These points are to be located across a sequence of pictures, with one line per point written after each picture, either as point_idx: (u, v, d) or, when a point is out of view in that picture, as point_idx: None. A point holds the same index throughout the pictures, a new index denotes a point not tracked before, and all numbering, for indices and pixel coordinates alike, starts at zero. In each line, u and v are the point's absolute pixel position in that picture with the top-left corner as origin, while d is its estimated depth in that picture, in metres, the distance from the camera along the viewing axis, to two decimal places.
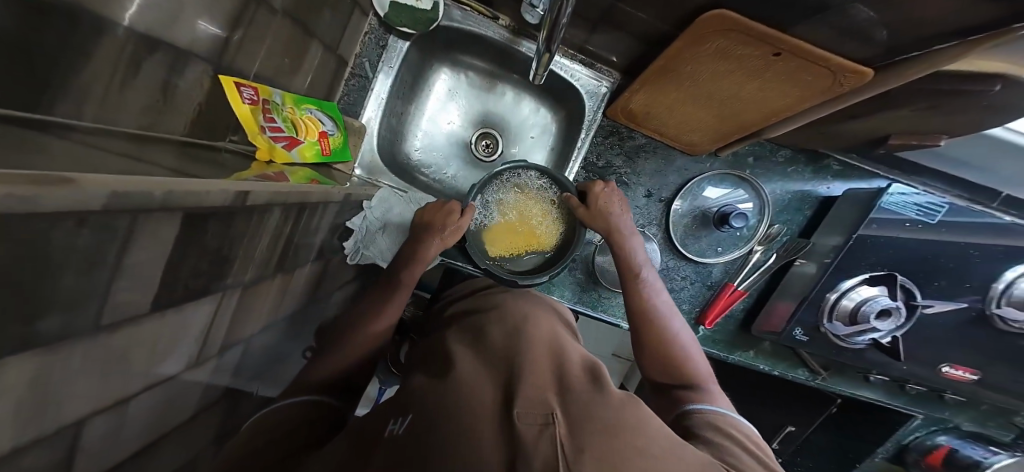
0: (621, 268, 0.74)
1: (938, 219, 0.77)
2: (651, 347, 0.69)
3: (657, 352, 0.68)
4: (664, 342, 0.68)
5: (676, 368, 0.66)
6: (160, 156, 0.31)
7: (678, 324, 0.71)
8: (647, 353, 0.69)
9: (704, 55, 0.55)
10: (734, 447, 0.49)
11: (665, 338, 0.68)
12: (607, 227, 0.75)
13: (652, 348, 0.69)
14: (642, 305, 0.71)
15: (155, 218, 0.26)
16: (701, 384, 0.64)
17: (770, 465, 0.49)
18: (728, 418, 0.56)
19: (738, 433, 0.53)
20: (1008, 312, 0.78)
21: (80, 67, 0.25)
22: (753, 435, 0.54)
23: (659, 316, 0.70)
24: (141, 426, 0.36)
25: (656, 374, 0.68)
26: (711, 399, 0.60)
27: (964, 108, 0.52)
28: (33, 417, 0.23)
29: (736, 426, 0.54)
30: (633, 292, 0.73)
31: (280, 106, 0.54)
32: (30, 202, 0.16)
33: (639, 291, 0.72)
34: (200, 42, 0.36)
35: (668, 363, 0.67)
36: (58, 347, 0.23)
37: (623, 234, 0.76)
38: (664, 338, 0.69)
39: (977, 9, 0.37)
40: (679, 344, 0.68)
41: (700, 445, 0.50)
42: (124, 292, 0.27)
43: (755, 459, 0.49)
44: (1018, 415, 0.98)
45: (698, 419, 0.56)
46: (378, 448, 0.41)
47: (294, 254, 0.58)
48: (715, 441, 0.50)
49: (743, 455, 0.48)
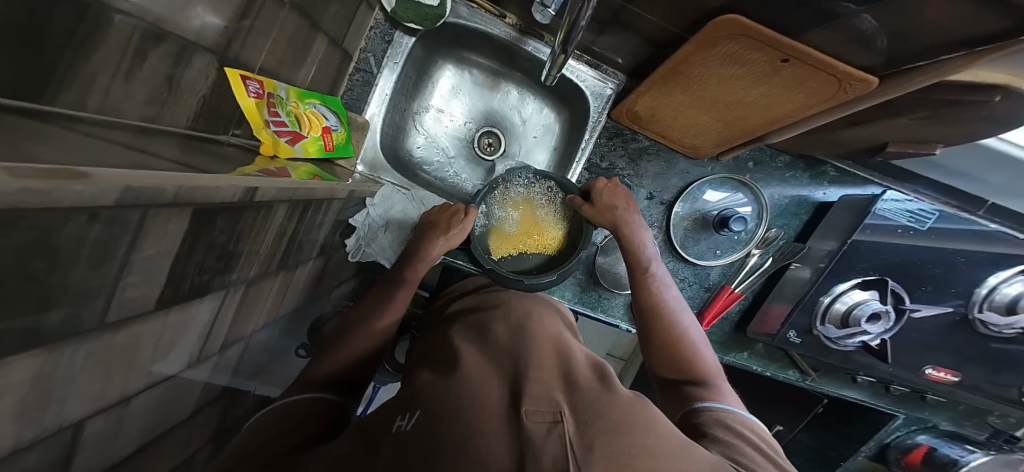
0: (631, 262, 0.76)
1: (929, 225, 0.79)
2: (659, 341, 0.70)
3: (666, 347, 0.69)
4: (672, 337, 0.69)
5: (685, 364, 0.67)
6: (164, 150, 0.30)
7: (686, 320, 0.71)
8: (654, 348, 0.70)
9: (713, 60, 0.55)
10: (744, 446, 0.50)
11: (673, 334, 0.69)
12: (615, 222, 0.76)
13: (660, 343, 0.70)
14: (650, 301, 0.72)
15: (165, 213, 0.26)
16: (710, 380, 0.64)
17: (779, 463, 0.50)
18: (737, 415, 0.56)
19: (747, 431, 0.53)
20: (989, 316, 0.80)
21: (87, 57, 0.24)
22: (762, 432, 0.54)
23: (668, 312, 0.71)
24: (140, 425, 0.35)
25: (664, 369, 0.69)
26: (720, 396, 0.61)
27: (963, 119, 0.53)
28: (33, 418, 0.22)
29: (745, 423, 0.55)
30: (641, 287, 0.74)
31: (285, 100, 0.53)
32: (43, 197, 0.15)
33: (647, 286, 0.74)
34: (206, 32, 0.35)
35: (675, 358, 0.68)
36: (61, 346, 0.22)
37: (631, 229, 0.77)
38: (672, 333, 0.69)
39: (983, 20, 0.38)
40: (687, 339, 0.69)
41: (710, 443, 0.51)
42: (132, 288, 0.26)
43: (764, 458, 0.49)
44: (991, 415, 1.00)
45: (708, 416, 0.56)
46: (385, 443, 0.41)
47: (296, 251, 0.57)
48: (724, 439, 0.51)
49: (752, 454, 0.49)
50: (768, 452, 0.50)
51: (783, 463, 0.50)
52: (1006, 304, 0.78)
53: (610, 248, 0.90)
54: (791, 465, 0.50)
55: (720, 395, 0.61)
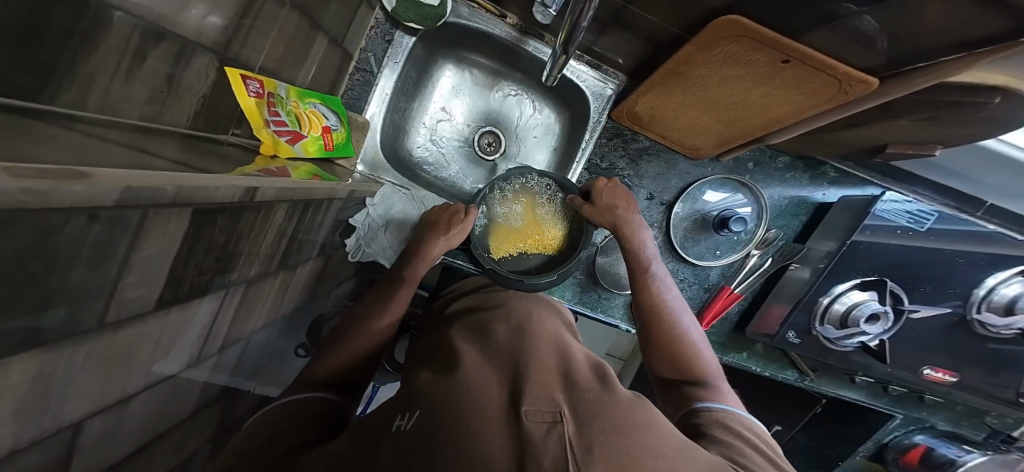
0: (632, 262, 0.76)
1: (928, 226, 0.79)
2: (659, 341, 0.70)
3: (666, 347, 0.69)
4: (672, 337, 0.69)
5: (685, 364, 0.67)
6: (164, 149, 0.30)
7: (686, 320, 0.72)
8: (654, 349, 0.70)
9: (713, 61, 0.55)
10: (743, 447, 0.50)
11: (673, 335, 0.69)
12: (616, 222, 0.76)
13: (660, 343, 0.70)
14: (650, 301, 0.72)
15: (165, 213, 0.26)
16: (710, 381, 0.64)
17: (779, 463, 0.50)
18: (737, 415, 0.56)
19: (746, 431, 0.53)
20: (987, 317, 0.80)
21: (87, 56, 0.24)
22: (761, 432, 0.54)
23: (668, 312, 0.71)
24: (139, 426, 0.35)
25: (663, 369, 0.69)
26: (719, 396, 0.61)
27: (963, 120, 0.53)
28: (31, 419, 0.22)
29: (744, 424, 0.55)
30: (642, 287, 0.74)
31: (285, 99, 0.53)
32: (42, 197, 0.15)
33: (647, 286, 0.74)
34: (206, 31, 0.34)
35: (676, 358, 0.68)
36: (59, 347, 0.22)
37: (631, 229, 0.77)
38: (672, 333, 0.69)
39: (984, 22, 0.38)
40: (687, 339, 0.69)
41: (710, 443, 0.51)
42: (131, 289, 0.26)
43: (764, 459, 0.49)
44: (989, 415, 1.01)
45: (707, 417, 0.56)
46: (385, 443, 0.41)
47: (296, 250, 0.57)
48: (724, 439, 0.51)
49: (752, 455, 0.49)
50: (767, 452, 0.50)
51: (782, 463, 0.50)
52: (1005, 305, 0.78)
53: (610, 248, 0.90)
54: (790, 466, 0.50)
55: (720, 395, 0.61)
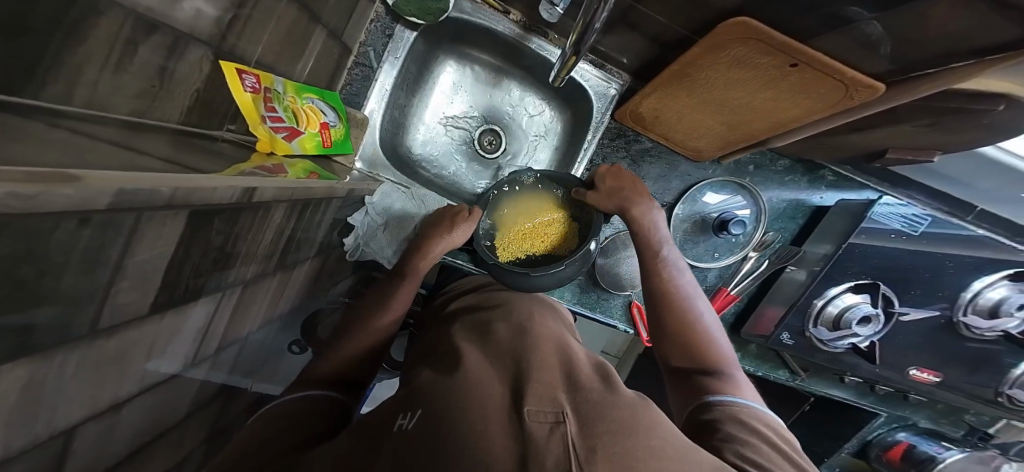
0: (642, 249, 0.76)
1: (921, 230, 0.78)
2: (670, 329, 0.70)
3: (678, 334, 0.69)
4: (685, 324, 0.69)
5: (698, 353, 0.67)
6: (154, 145, 0.29)
7: (700, 306, 0.72)
8: (666, 336, 0.70)
9: (722, 62, 0.54)
10: (759, 444, 0.50)
11: (686, 324, 0.70)
12: (621, 206, 0.75)
13: (672, 330, 0.70)
14: (662, 287, 0.72)
15: (159, 216, 0.24)
16: (724, 371, 0.65)
17: (795, 459, 0.49)
18: (752, 410, 0.56)
19: (762, 427, 0.53)
20: (973, 319, 0.81)
21: (69, 53, 0.22)
22: (778, 427, 0.54)
23: (680, 298, 0.72)
24: (132, 429, 0.33)
25: (676, 359, 0.69)
26: (733, 388, 0.61)
27: (963, 126, 0.53)
28: (22, 425, 0.21)
29: (760, 419, 0.55)
30: (653, 273, 0.74)
31: (281, 94, 0.51)
32: (29, 201, 0.14)
33: (659, 272, 0.74)
34: (201, 23, 0.33)
35: (689, 346, 0.68)
36: (53, 353, 0.21)
37: (638, 217, 0.76)
38: (685, 320, 0.70)
39: (987, 32, 0.38)
40: (700, 327, 0.70)
41: (724, 441, 0.50)
42: (124, 293, 0.25)
43: (779, 456, 0.49)
44: (966, 413, 1.03)
45: (722, 412, 0.56)
46: (386, 444, 0.40)
47: (294, 249, 0.56)
48: (739, 436, 0.51)
49: (767, 452, 0.49)
50: (783, 449, 0.50)
51: (799, 461, 0.50)
52: (990, 307, 0.79)
53: (611, 248, 0.89)
54: (809, 465, 0.50)
55: (735, 387, 0.61)
